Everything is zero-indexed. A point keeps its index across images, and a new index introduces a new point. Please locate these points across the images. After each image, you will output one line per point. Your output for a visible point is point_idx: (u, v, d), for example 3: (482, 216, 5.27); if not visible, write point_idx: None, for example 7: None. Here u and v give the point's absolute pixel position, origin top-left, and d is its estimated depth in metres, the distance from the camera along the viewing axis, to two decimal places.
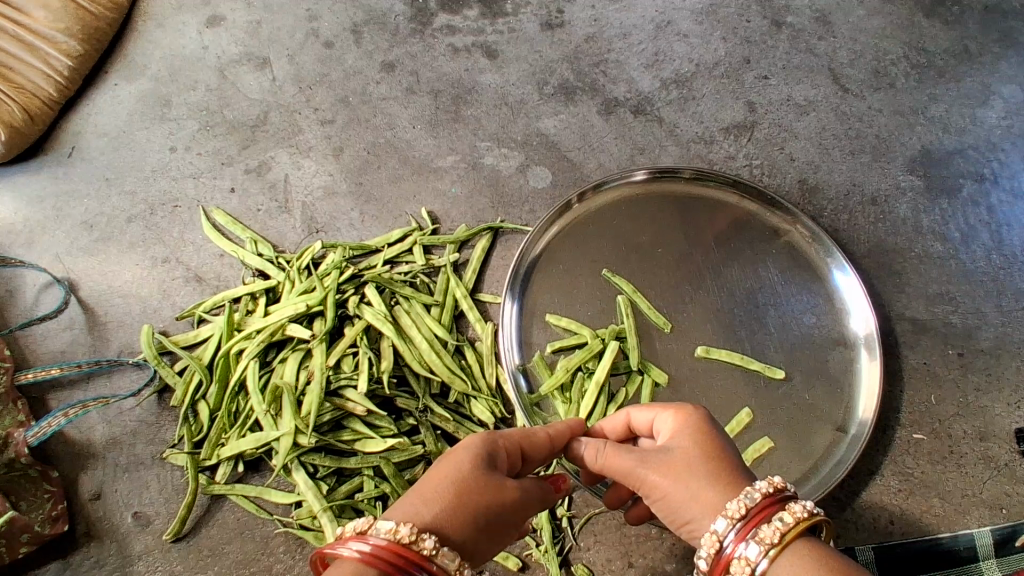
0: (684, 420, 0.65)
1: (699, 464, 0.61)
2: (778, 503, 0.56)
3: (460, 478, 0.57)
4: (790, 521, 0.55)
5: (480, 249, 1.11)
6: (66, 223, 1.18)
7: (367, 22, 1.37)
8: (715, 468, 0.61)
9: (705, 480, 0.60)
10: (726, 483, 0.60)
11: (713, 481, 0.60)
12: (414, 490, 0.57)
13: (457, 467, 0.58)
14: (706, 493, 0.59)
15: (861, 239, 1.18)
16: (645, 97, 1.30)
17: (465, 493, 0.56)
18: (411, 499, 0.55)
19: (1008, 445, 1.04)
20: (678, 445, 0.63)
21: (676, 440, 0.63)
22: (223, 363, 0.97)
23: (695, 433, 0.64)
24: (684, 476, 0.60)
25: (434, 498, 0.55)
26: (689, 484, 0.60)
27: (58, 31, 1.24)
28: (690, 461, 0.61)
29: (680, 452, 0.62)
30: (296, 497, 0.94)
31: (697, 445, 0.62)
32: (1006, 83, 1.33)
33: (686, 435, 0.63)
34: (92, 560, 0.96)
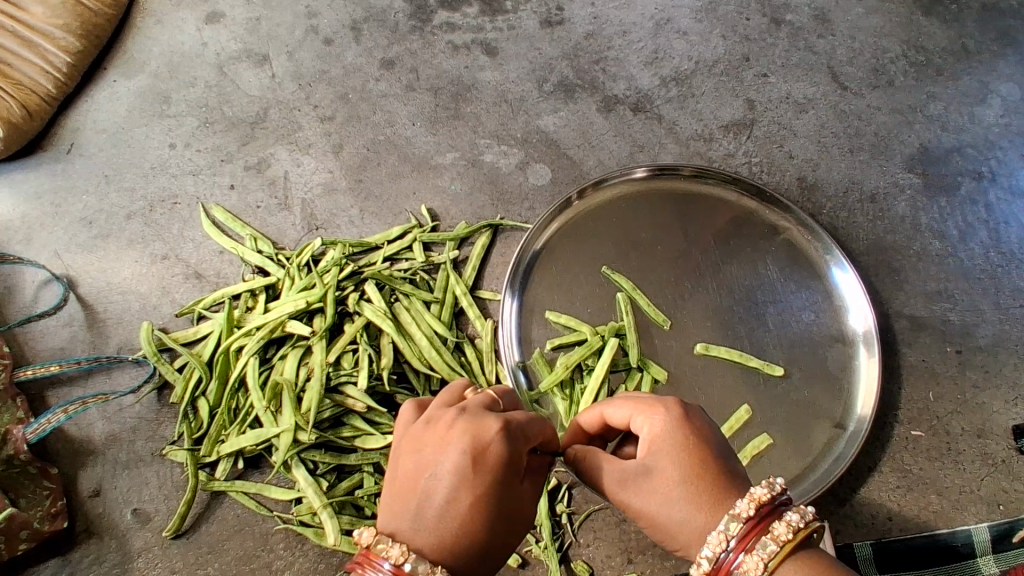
0: (661, 432, 0.63)
1: (679, 492, 0.60)
2: (762, 525, 0.57)
3: (486, 518, 0.56)
4: (774, 548, 0.55)
5: (480, 246, 1.11)
6: (65, 219, 1.18)
7: (367, 19, 1.37)
8: (698, 493, 0.60)
9: (685, 509, 0.60)
10: (707, 508, 0.60)
11: (694, 509, 0.60)
12: (435, 514, 0.55)
13: (487, 503, 0.56)
14: (687, 521, 0.60)
15: (859, 236, 1.18)
16: (645, 94, 1.30)
17: (491, 532, 0.56)
18: (436, 531, 0.54)
19: (1004, 442, 1.05)
20: (657, 467, 0.62)
21: (655, 459, 0.62)
22: (223, 360, 0.97)
23: (674, 449, 0.62)
24: (665, 504, 0.61)
25: (459, 540, 0.54)
26: (671, 512, 0.61)
27: (56, 27, 1.23)
28: (670, 489, 0.61)
29: (659, 476, 0.62)
30: (296, 494, 0.94)
31: (678, 469, 0.61)
32: (1004, 82, 1.34)
33: (665, 452, 0.62)
34: (92, 557, 0.96)
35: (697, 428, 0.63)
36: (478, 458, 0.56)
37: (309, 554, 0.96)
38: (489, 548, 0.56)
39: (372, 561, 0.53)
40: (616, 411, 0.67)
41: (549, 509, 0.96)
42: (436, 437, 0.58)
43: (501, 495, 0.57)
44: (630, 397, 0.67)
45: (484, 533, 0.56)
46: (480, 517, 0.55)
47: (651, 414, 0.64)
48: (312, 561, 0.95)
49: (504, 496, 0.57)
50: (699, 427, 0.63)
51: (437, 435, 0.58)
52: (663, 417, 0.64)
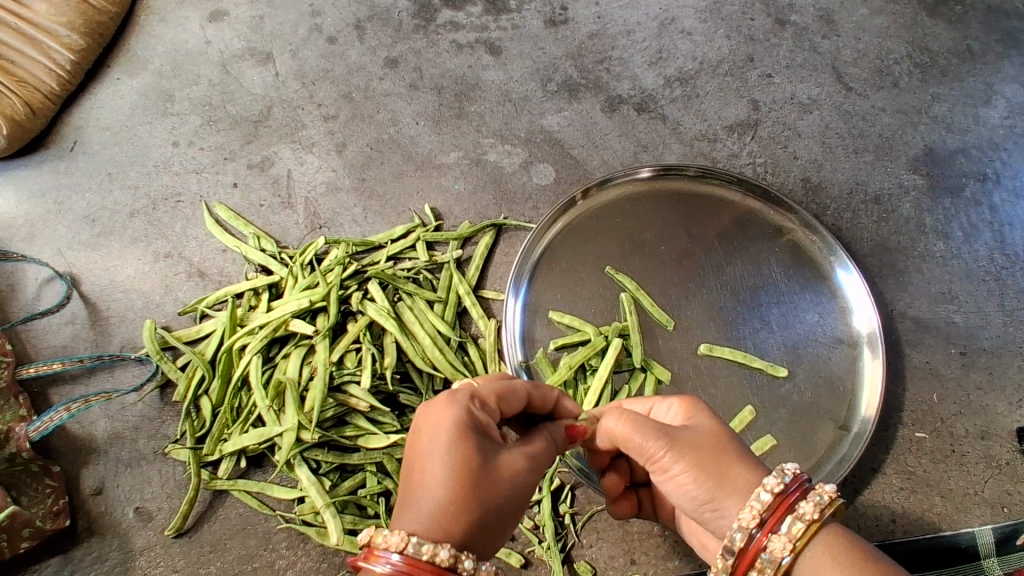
0: (689, 409, 0.67)
1: (723, 447, 0.62)
2: (809, 483, 0.59)
3: (467, 477, 0.57)
4: (824, 500, 0.57)
5: (484, 245, 1.11)
6: (68, 217, 1.18)
7: (370, 18, 1.37)
8: (738, 452, 0.62)
9: (734, 459, 0.61)
10: (751, 463, 0.61)
11: (740, 462, 0.61)
12: (420, 495, 0.57)
13: (463, 463, 0.57)
14: (736, 470, 0.60)
15: (863, 237, 1.18)
16: (649, 94, 1.30)
17: (479, 491, 0.57)
18: (413, 510, 0.56)
19: (1008, 444, 1.05)
20: (699, 425, 0.64)
21: (695, 423, 0.64)
22: (226, 358, 0.97)
23: (707, 420, 0.65)
24: (714, 456, 0.61)
25: (445, 505, 0.56)
26: (719, 460, 0.61)
27: (60, 25, 1.24)
28: (714, 443, 0.62)
29: (703, 431, 0.63)
30: (299, 493, 0.94)
31: (717, 431, 0.64)
32: (1008, 83, 1.34)
33: (702, 418, 0.65)
34: (94, 555, 0.96)
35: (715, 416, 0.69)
36: (435, 429, 0.60)
37: (311, 554, 0.95)
38: (485, 509, 0.57)
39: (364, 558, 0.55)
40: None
41: (551, 510, 0.96)
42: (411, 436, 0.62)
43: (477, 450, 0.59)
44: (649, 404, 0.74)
45: (471, 495, 0.57)
46: (460, 479, 0.57)
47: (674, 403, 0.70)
48: (313, 561, 0.95)
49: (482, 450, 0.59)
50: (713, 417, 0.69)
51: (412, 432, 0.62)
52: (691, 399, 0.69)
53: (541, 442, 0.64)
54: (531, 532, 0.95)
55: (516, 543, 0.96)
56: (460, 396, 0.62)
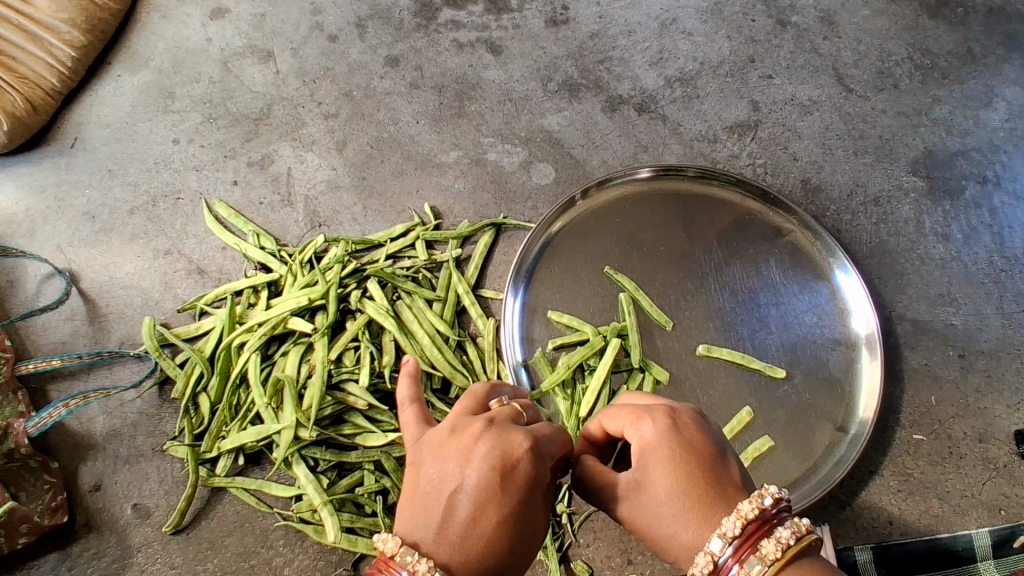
0: (649, 443, 0.61)
1: (665, 504, 0.59)
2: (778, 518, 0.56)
3: (503, 502, 0.54)
4: (763, 566, 0.54)
5: (483, 245, 1.11)
6: (68, 213, 1.18)
7: (372, 17, 1.37)
8: (687, 504, 0.58)
9: (677, 518, 0.58)
10: (700, 517, 0.57)
11: (685, 521, 0.58)
12: (446, 512, 0.53)
13: (504, 488, 0.55)
14: (682, 531, 0.58)
15: (863, 239, 1.18)
16: (649, 95, 1.30)
17: (510, 527, 0.54)
18: (443, 533, 0.52)
19: (1007, 447, 1.05)
20: (651, 473, 0.60)
21: (645, 469, 0.60)
22: (225, 355, 0.97)
23: (662, 456, 0.60)
24: (655, 516, 0.59)
25: (470, 531, 0.53)
26: (663, 518, 0.59)
27: (61, 21, 1.24)
28: (657, 500, 0.59)
29: (648, 487, 0.60)
30: (297, 490, 0.94)
31: (664, 479, 0.59)
32: (1010, 86, 1.33)
33: (654, 462, 0.60)
34: (92, 551, 0.96)
35: (690, 435, 0.61)
36: (482, 436, 0.57)
37: (308, 551, 0.96)
38: (510, 546, 0.54)
39: (388, 567, 0.51)
40: (613, 416, 0.65)
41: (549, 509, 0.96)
42: (433, 441, 0.58)
43: (519, 476, 0.56)
44: (623, 406, 0.66)
45: (503, 525, 0.54)
46: (495, 503, 0.54)
47: (640, 422, 0.63)
48: (310, 559, 0.95)
49: (522, 480, 0.56)
50: (689, 434, 0.61)
51: (436, 437, 0.58)
52: (652, 425, 0.62)
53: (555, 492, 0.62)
54: None
55: None
56: (505, 419, 0.60)
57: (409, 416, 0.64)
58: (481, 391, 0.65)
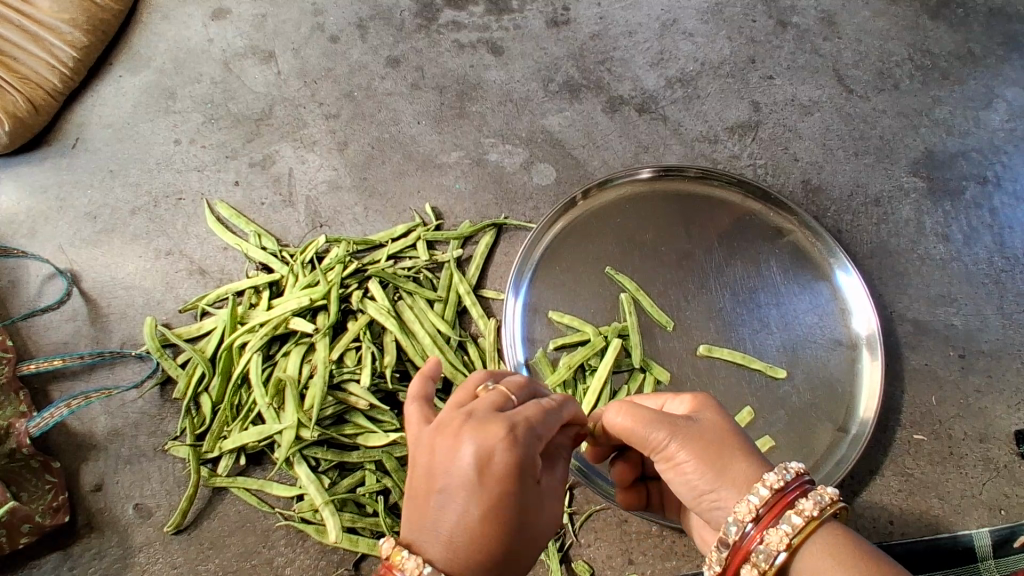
0: (702, 398, 0.65)
1: (727, 439, 0.61)
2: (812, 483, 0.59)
3: (495, 498, 0.52)
4: (799, 523, 0.56)
5: (484, 245, 1.11)
6: (69, 214, 1.18)
7: (373, 17, 1.37)
8: (744, 443, 0.61)
9: (738, 454, 0.60)
10: (755, 458, 0.61)
11: (745, 457, 0.60)
12: (441, 517, 0.52)
13: (494, 483, 0.52)
14: (739, 466, 0.60)
15: (863, 239, 1.18)
16: (650, 95, 1.30)
17: (507, 516, 0.52)
18: (442, 532, 0.51)
19: (1007, 447, 1.05)
20: (706, 417, 0.63)
21: (701, 412, 0.63)
22: (226, 355, 0.97)
23: (716, 409, 0.64)
24: (715, 449, 0.60)
25: (465, 532, 0.51)
26: (717, 454, 0.60)
27: (63, 22, 1.24)
28: (719, 435, 0.61)
29: (709, 425, 0.62)
30: (298, 490, 0.94)
31: (722, 421, 0.63)
32: (1009, 86, 1.34)
33: (709, 411, 0.64)
34: (93, 551, 0.96)
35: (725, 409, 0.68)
36: (468, 423, 0.55)
37: (310, 551, 0.96)
38: (507, 541, 0.53)
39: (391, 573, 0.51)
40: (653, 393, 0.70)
41: None
42: (426, 436, 0.56)
43: (510, 469, 0.53)
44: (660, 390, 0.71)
45: (498, 522, 0.52)
46: (484, 502, 0.51)
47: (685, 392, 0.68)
48: (311, 558, 0.95)
49: (513, 472, 0.53)
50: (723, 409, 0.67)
51: (427, 431, 0.57)
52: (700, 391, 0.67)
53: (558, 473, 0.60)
54: None
55: None
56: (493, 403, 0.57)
57: (410, 408, 0.62)
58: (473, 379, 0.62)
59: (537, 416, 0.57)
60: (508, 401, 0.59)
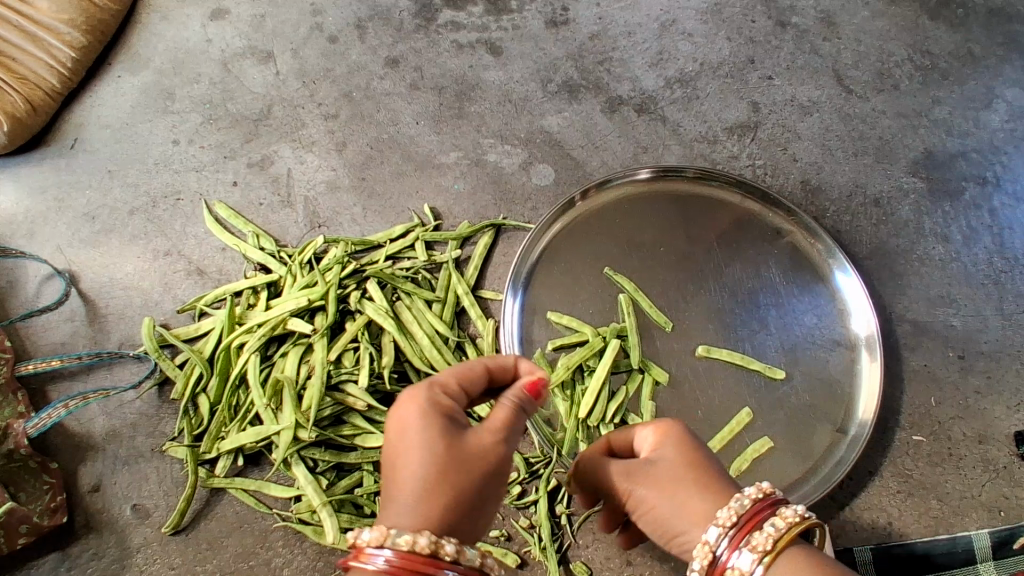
0: (663, 432, 0.66)
1: (682, 478, 0.62)
2: (769, 509, 0.57)
3: (424, 447, 0.57)
4: (755, 557, 0.55)
5: (483, 246, 1.11)
6: (68, 214, 1.18)
7: (372, 17, 1.37)
8: (700, 479, 0.62)
9: (693, 490, 0.61)
10: (714, 492, 0.61)
11: (700, 493, 0.61)
12: (394, 489, 0.57)
13: (418, 434, 0.58)
14: (693, 502, 0.61)
15: (863, 240, 1.18)
16: (649, 95, 1.30)
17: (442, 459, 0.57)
18: (394, 501, 0.56)
19: (1006, 448, 1.05)
20: (663, 457, 0.64)
21: (659, 451, 0.65)
22: (224, 356, 0.97)
23: (677, 442, 0.65)
24: (670, 489, 0.62)
25: (410, 486, 0.56)
26: (674, 495, 0.62)
27: (61, 22, 1.24)
28: (674, 474, 0.63)
29: (664, 465, 0.63)
30: (296, 491, 0.94)
31: (679, 457, 0.64)
32: (1009, 87, 1.33)
33: (668, 446, 0.65)
34: (91, 552, 0.96)
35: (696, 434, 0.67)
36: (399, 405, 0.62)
37: (308, 552, 0.96)
38: (453, 474, 0.56)
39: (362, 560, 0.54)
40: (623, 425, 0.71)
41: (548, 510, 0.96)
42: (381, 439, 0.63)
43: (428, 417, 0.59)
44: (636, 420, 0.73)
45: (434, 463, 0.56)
46: (415, 454, 0.57)
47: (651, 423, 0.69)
48: (310, 560, 0.95)
49: (430, 415, 0.59)
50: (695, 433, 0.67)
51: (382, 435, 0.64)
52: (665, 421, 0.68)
53: (506, 413, 0.61)
54: (528, 532, 0.95)
55: (512, 543, 0.96)
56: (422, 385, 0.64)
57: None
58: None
59: (444, 371, 0.64)
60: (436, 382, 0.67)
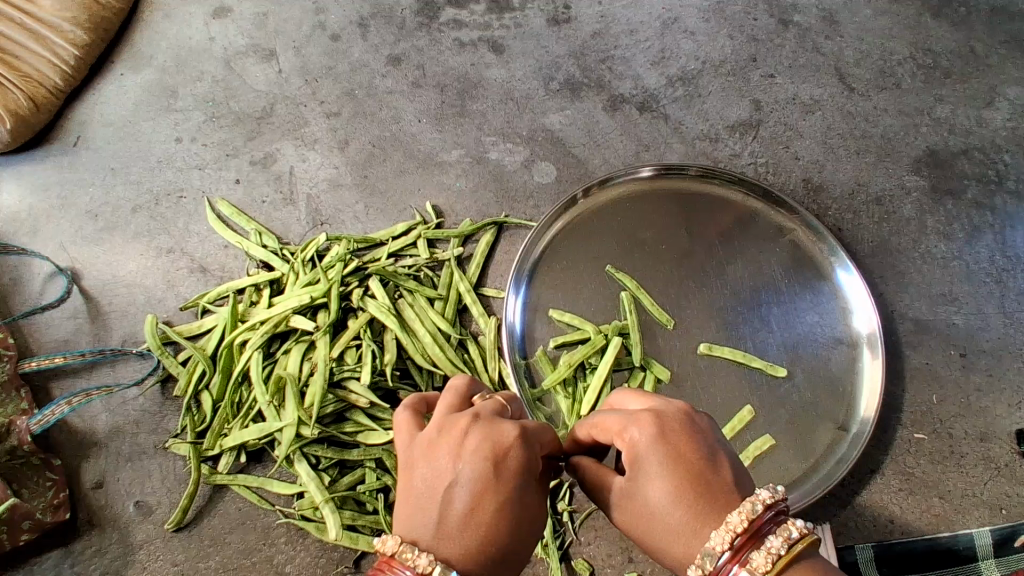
0: (638, 453, 0.58)
1: (659, 517, 0.56)
2: (745, 550, 0.52)
3: (498, 489, 0.54)
4: None
5: (485, 243, 1.11)
6: (72, 212, 1.18)
7: (374, 16, 1.37)
8: (679, 515, 0.55)
9: (671, 531, 0.55)
10: (693, 532, 0.54)
11: (678, 533, 0.55)
12: (439, 506, 0.53)
13: (501, 472, 0.55)
14: (675, 542, 0.55)
15: (865, 239, 1.18)
16: (651, 94, 1.30)
17: (505, 515, 0.54)
18: (443, 533, 0.52)
19: (1008, 446, 1.05)
20: (644, 483, 0.57)
21: (635, 479, 0.58)
22: (227, 353, 0.97)
23: (652, 469, 0.57)
24: (649, 525, 0.57)
25: (462, 524, 0.52)
26: (659, 527, 0.56)
27: (65, 20, 1.24)
28: (652, 509, 0.56)
29: (641, 497, 0.57)
30: (299, 488, 0.94)
31: (655, 490, 0.56)
32: (1011, 85, 1.33)
33: (641, 476, 0.57)
34: (94, 548, 0.96)
35: (678, 443, 0.57)
36: (475, 428, 0.57)
37: (310, 548, 0.96)
38: (510, 535, 0.54)
39: (391, 566, 0.50)
40: (601, 421, 0.62)
41: (549, 507, 0.95)
42: (423, 445, 0.57)
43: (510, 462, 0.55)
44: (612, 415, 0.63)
45: (502, 510, 0.54)
46: (490, 497, 0.53)
47: (626, 433, 0.59)
48: (311, 556, 0.95)
49: (511, 460, 0.55)
50: (679, 443, 0.57)
51: (426, 436, 0.58)
52: (638, 435, 0.58)
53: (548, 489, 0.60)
54: None
55: None
56: (493, 410, 0.60)
57: (401, 418, 0.62)
58: (461, 382, 0.64)
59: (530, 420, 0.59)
60: (505, 406, 0.62)
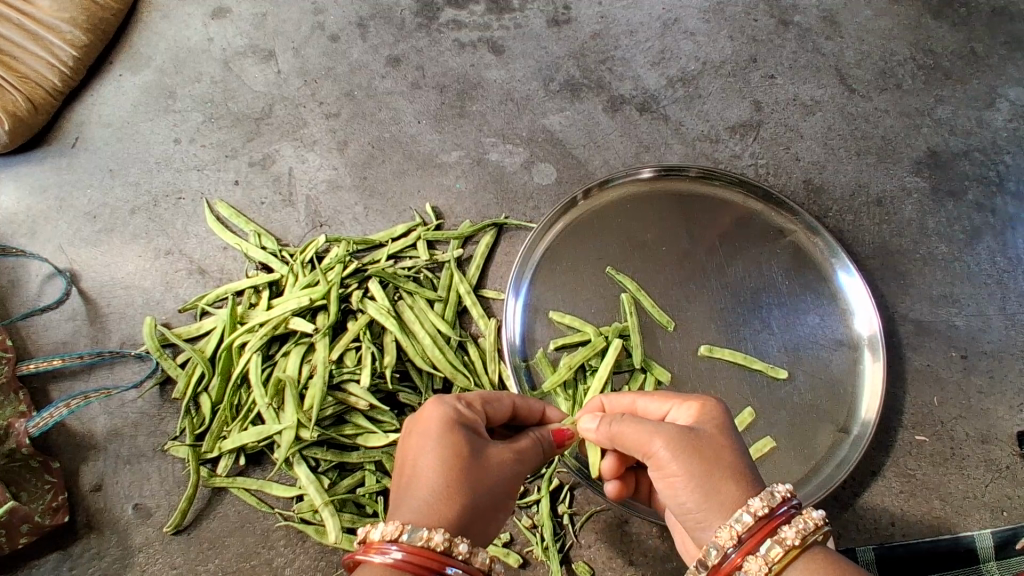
0: (701, 410, 0.66)
1: (720, 455, 0.61)
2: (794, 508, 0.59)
3: (427, 441, 0.61)
4: (780, 550, 0.56)
5: (485, 245, 1.11)
6: (70, 213, 1.18)
7: (373, 16, 1.37)
8: (734, 463, 0.61)
9: (727, 473, 0.60)
10: (745, 480, 0.60)
11: (734, 476, 0.60)
12: (401, 490, 0.60)
13: (424, 431, 0.62)
14: (728, 485, 0.59)
15: (866, 240, 1.18)
16: (651, 94, 1.30)
17: (445, 461, 0.59)
18: (404, 505, 0.58)
19: (1009, 448, 1.04)
20: (707, 428, 0.63)
21: (702, 424, 0.63)
22: (226, 355, 0.97)
23: (713, 423, 0.64)
24: (708, 462, 0.60)
25: (416, 488, 0.58)
26: (716, 467, 0.60)
27: (62, 21, 1.24)
28: (713, 448, 0.61)
29: (702, 436, 0.62)
30: (298, 491, 0.94)
31: (716, 436, 0.62)
32: (1012, 86, 1.33)
33: (703, 423, 0.64)
34: (92, 551, 0.96)
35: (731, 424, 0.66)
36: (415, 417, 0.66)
37: (310, 551, 0.96)
38: (459, 476, 0.58)
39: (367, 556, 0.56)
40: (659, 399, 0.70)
41: (549, 509, 0.95)
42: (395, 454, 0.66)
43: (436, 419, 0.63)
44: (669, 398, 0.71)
45: (440, 459, 0.59)
46: (429, 455, 0.60)
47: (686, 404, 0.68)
48: (311, 559, 0.95)
49: (436, 417, 0.63)
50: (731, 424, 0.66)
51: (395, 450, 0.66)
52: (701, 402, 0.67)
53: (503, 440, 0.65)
54: (529, 532, 0.94)
55: (514, 543, 0.96)
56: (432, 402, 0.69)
57: None
58: None
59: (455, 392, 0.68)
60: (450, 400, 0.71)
